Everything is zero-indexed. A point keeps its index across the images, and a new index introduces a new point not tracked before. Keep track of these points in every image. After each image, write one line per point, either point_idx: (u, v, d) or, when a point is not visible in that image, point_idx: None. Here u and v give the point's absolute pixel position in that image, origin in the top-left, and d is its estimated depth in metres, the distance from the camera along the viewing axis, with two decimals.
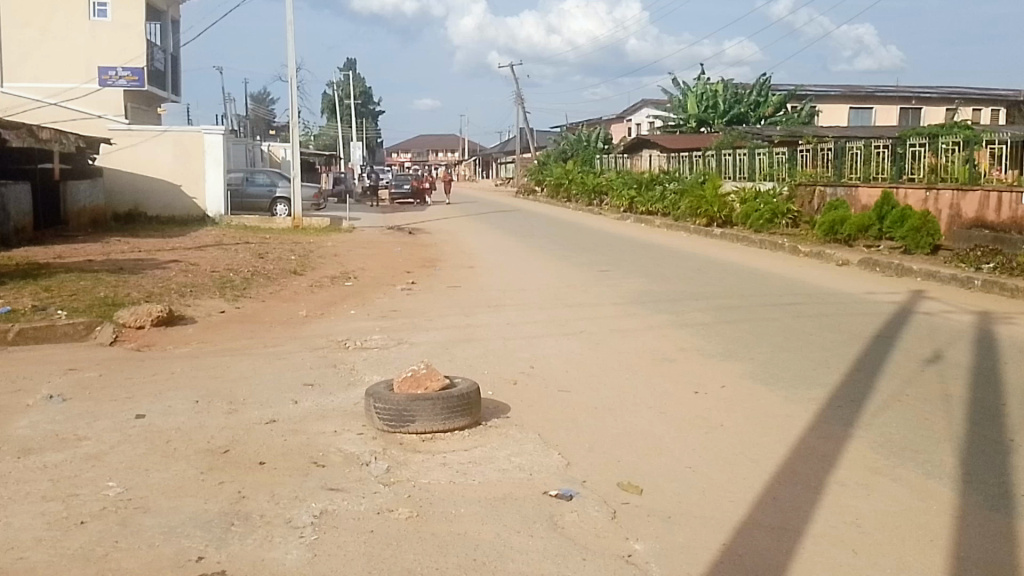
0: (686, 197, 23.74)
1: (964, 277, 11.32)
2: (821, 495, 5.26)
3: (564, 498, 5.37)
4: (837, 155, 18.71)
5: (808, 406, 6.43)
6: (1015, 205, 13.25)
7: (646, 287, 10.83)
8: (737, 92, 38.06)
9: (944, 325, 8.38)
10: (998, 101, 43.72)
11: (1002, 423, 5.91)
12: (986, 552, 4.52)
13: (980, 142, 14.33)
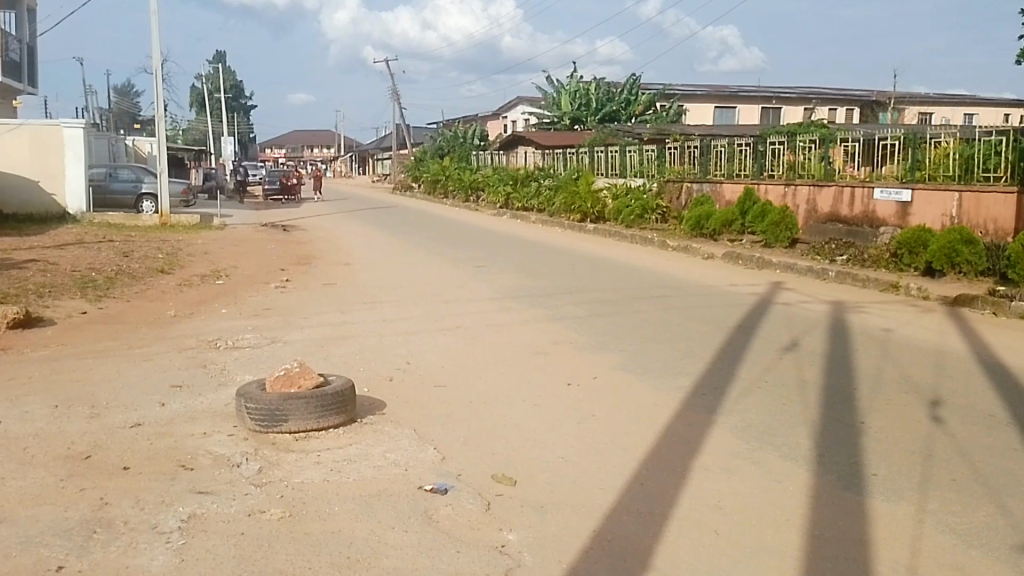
0: (560, 193, 24.15)
1: (819, 270, 11.86)
2: (688, 478, 5.45)
3: (438, 493, 5.40)
4: (704, 153, 19.48)
5: (674, 394, 6.62)
6: (867, 200, 14.15)
7: (522, 282, 11.02)
8: (609, 91, 39.18)
9: (804, 315, 8.82)
10: (851, 101, 45.91)
11: (854, 402, 6.23)
12: (837, 526, 4.77)
13: (835, 140, 15.15)
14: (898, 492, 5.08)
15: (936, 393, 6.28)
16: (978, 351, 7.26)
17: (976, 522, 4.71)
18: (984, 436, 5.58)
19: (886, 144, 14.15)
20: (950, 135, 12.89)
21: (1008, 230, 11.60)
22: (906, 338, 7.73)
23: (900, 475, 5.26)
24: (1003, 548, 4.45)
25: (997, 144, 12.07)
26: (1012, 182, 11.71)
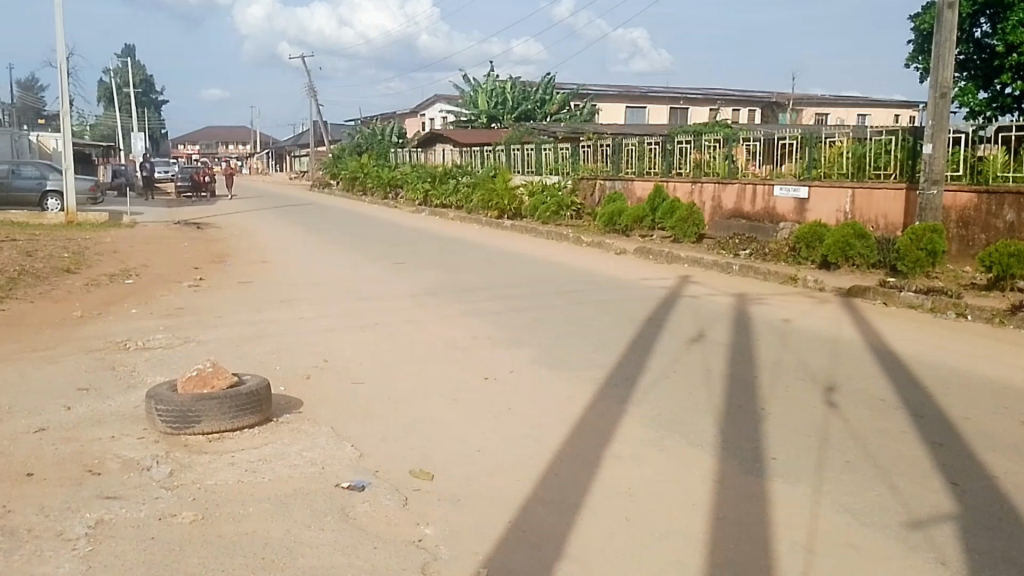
0: (478, 190, 24.23)
1: (723, 263, 12.30)
2: (601, 467, 5.58)
3: (356, 489, 5.38)
4: (615, 152, 20.19)
5: (587, 386, 6.77)
6: (768, 198, 14.90)
7: (440, 278, 11.10)
8: (524, 89, 39.67)
9: (714, 307, 9.14)
10: (753, 102, 47.61)
11: (757, 390, 6.48)
12: (742, 509, 4.97)
13: (738, 140, 15.87)
14: (797, 474, 5.31)
15: (833, 380, 6.61)
16: (871, 339, 7.67)
17: (867, 500, 4.96)
18: (874, 418, 5.90)
19: (785, 144, 14.86)
20: (844, 134, 13.60)
21: (897, 224, 12.40)
22: (807, 328, 8.10)
23: (798, 457, 5.49)
24: (892, 524, 4.70)
25: (887, 144, 12.84)
26: (901, 180, 12.53)
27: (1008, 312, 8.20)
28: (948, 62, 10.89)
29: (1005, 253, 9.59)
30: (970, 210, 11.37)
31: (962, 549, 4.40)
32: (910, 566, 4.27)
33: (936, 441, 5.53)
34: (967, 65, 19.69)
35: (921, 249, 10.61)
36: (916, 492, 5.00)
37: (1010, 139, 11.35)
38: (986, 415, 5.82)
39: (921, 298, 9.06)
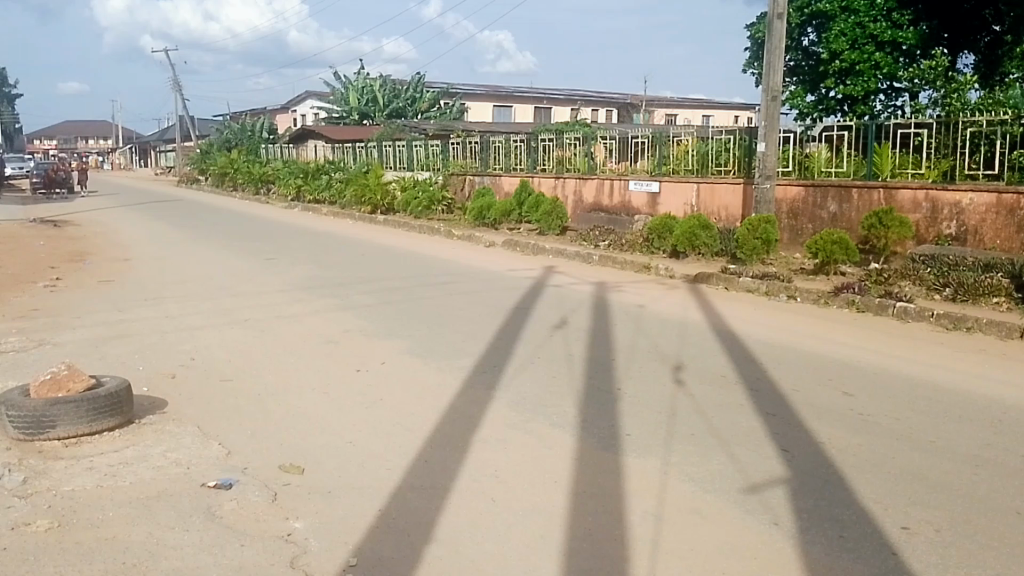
0: (350, 185, 24.02)
1: (585, 254, 12.90)
2: (469, 450, 5.77)
3: (223, 487, 5.30)
4: (484, 149, 20.79)
5: (456, 375, 6.97)
6: (624, 192, 15.82)
7: (305, 271, 11.08)
8: (395, 88, 39.88)
9: (581, 295, 9.56)
10: (610, 103, 49.33)
11: (615, 373, 6.86)
12: (601, 484, 5.27)
13: (596, 139, 16.74)
14: (648, 447, 5.67)
15: (684, 360, 7.10)
16: (718, 322, 8.26)
17: (711, 468, 5.38)
18: (717, 393, 6.38)
19: (638, 143, 15.75)
20: (689, 133, 14.56)
21: (737, 215, 13.53)
22: (663, 313, 8.63)
23: (649, 433, 5.87)
24: (732, 490, 5.11)
25: (727, 143, 13.88)
26: (740, 175, 13.60)
27: (830, 294, 9.10)
28: (778, 68, 11.47)
29: (830, 241, 10.55)
30: (799, 202, 12.45)
31: (791, 509, 4.86)
32: (748, 529, 4.67)
33: (770, 411, 6.05)
34: (797, 72, 17.72)
35: (756, 238, 11.57)
36: (753, 457, 5.46)
37: (833, 136, 12.40)
38: (811, 386, 6.44)
39: (757, 283, 9.88)
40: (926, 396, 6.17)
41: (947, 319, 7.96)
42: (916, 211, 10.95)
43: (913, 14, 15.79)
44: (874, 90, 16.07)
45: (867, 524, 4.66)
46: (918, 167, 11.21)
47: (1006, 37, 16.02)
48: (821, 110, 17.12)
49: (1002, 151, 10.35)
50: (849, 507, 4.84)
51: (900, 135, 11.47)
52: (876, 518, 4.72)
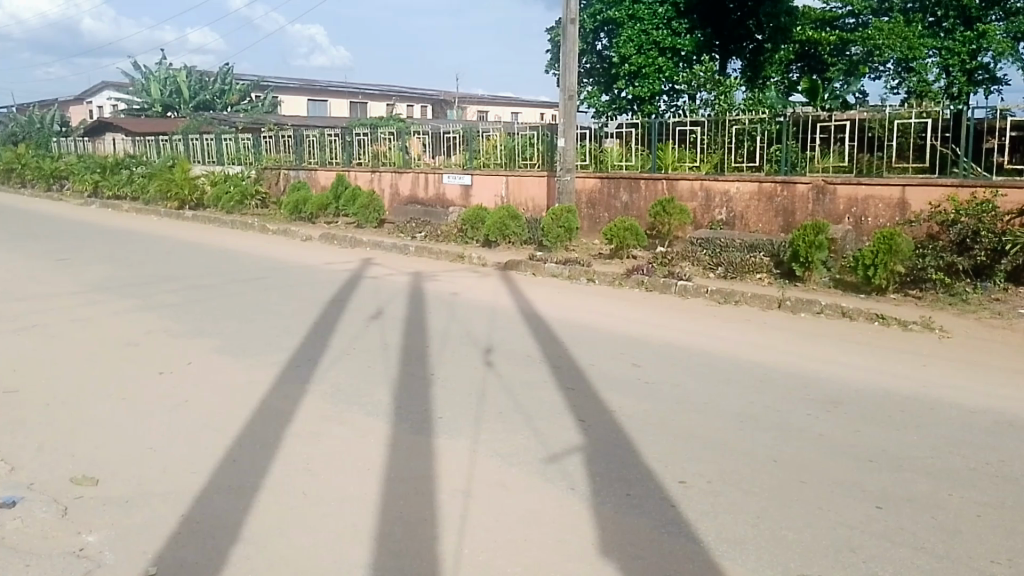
0: (154, 180, 22.65)
1: (401, 245, 13.03)
2: (278, 445, 5.71)
3: (4, 507, 4.89)
4: (298, 142, 20.80)
5: (268, 372, 6.87)
6: (438, 184, 16.49)
7: (98, 272, 10.42)
8: (202, 78, 38.38)
9: (400, 287, 9.68)
10: (424, 99, 50.00)
11: (428, 360, 7.05)
12: (412, 467, 5.40)
13: (410, 133, 17.20)
14: (456, 429, 5.90)
15: (492, 344, 7.44)
16: (526, 306, 8.71)
17: (514, 443, 5.68)
18: (522, 373, 6.75)
19: (450, 137, 16.34)
20: (497, 129, 15.32)
21: (542, 206, 14.44)
22: (478, 301, 8.95)
23: (456, 414, 6.10)
24: (535, 462, 5.43)
25: (531, 139, 14.75)
26: (543, 169, 14.54)
27: (623, 276, 9.88)
28: (573, 70, 12.20)
29: (622, 228, 11.38)
30: (596, 193, 13.39)
31: (587, 474, 5.25)
32: (549, 498, 4.98)
33: (569, 385, 6.50)
34: (593, 73, 18.17)
35: (559, 227, 12.11)
36: (551, 429, 5.84)
37: (623, 133, 13.28)
38: (605, 360, 6.98)
39: (561, 268, 10.50)
40: (702, 362, 6.89)
41: (719, 294, 8.92)
42: (694, 200, 12.10)
43: (689, 23, 16.72)
44: (658, 92, 16.81)
45: (652, 482, 5.13)
46: (693, 161, 12.36)
47: (767, 45, 17.87)
48: (615, 109, 17.65)
49: (761, 146, 11.61)
50: (636, 467, 5.31)
51: (678, 132, 12.55)
52: (659, 475, 5.21)
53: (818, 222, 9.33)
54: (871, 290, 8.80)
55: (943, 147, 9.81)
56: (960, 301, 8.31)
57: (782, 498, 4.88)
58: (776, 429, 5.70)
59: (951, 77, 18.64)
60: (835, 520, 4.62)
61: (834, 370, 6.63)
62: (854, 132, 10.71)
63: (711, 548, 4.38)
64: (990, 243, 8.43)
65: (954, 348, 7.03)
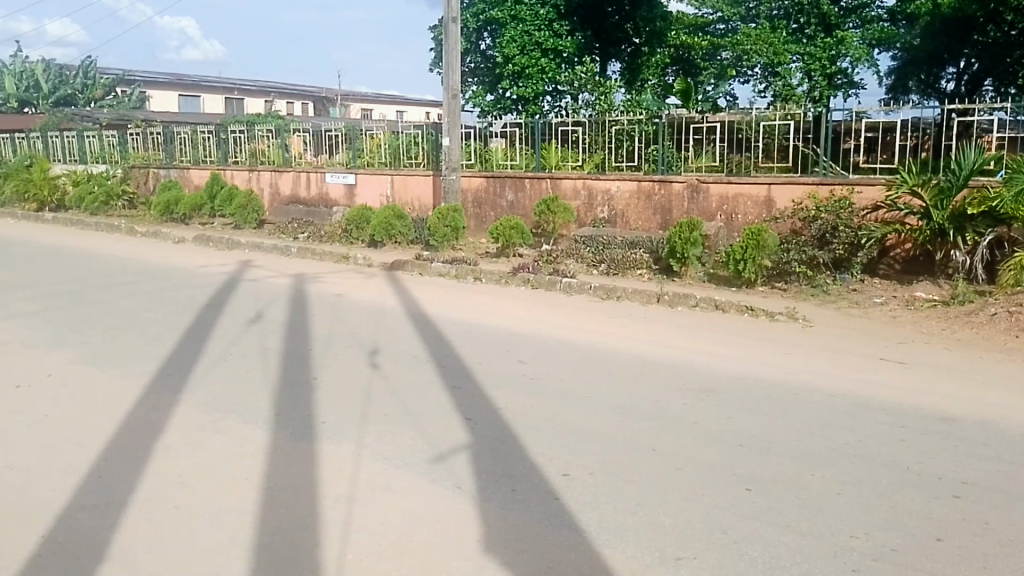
0: (8, 180, 21.06)
1: (283, 247, 12.68)
2: (150, 457, 5.41)
3: None
4: (169, 140, 20.00)
5: (138, 383, 6.50)
6: (320, 183, 16.26)
7: None
8: (62, 72, 35.98)
9: (285, 290, 9.39)
10: (304, 96, 48.56)
11: (311, 365, 6.86)
12: (293, 474, 5.24)
13: (289, 131, 16.83)
14: (339, 433, 5.77)
15: (377, 345, 7.33)
16: (412, 306, 8.64)
17: (399, 444, 5.61)
18: (408, 373, 6.68)
19: (332, 135, 16.13)
20: (380, 128, 15.17)
21: (428, 205, 14.40)
22: (366, 302, 8.80)
23: (340, 418, 5.97)
24: (421, 462, 5.38)
25: (415, 138, 14.67)
26: (429, 168, 14.49)
27: (510, 275, 9.96)
28: (456, 68, 12.21)
29: (508, 227, 11.47)
30: (481, 192, 13.55)
31: (473, 472, 5.26)
32: (434, 498, 4.95)
33: (455, 384, 6.49)
34: (478, 73, 18.37)
35: (446, 227, 12.10)
36: (436, 428, 5.81)
37: (508, 133, 13.42)
38: (491, 358, 7.01)
39: (447, 267, 10.48)
40: (584, 357, 7.04)
41: (603, 289, 9.14)
42: (577, 198, 12.39)
43: (570, 25, 17.01)
44: (541, 92, 16.95)
45: (536, 477, 5.18)
46: (576, 160, 12.65)
47: (644, 49, 18.35)
48: (500, 109, 17.68)
49: (640, 146, 11.98)
50: (520, 462, 5.36)
51: (561, 132, 12.79)
52: (544, 470, 5.26)
53: (693, 219, 9.72)
54: (742, 283, 9.29)
55: (805, 147, 10.43)
56: (822, 292, 8.87)
57: (660, 485, 5.04)
58: (655, 419, 5.88)
59: (814, 81, 19.63)
60: (709, 504, 4.81)
61: (707, 361, 6.92)
62: (725, 132, 11.18)
63: (594, 537, 4.47)
64: (847, 238, 9.01)
65: (817, 336, 7.49)
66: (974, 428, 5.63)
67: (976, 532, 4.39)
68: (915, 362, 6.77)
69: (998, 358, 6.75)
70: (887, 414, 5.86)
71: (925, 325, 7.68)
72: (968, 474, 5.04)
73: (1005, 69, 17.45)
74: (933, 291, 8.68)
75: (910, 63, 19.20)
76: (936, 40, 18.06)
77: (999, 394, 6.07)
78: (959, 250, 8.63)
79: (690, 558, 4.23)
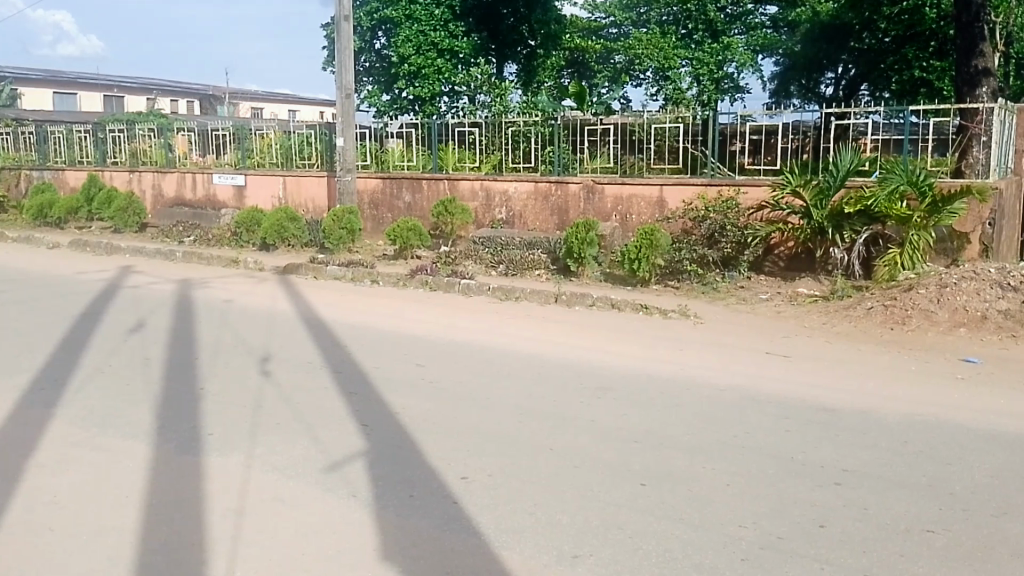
0: None
1: (167, 251, 12.15)
2: (16, 479, 4.99)
3: None
4: (42, 140, 18.94)
5: (6, 400, 6.00)
6: (207, 184, 15.74)
7: None
8: None
9: (174, 297, 8.96)
10: (189, 94, 46.48)
11: (200, 375, 6.55)
12: (178, 489, 4.95)
13: (173, 130, 16.25)
14: (228, 444, 5.51)
15: (271, 352, 7.07)
16: (307, 312, 8.40)
17: (291, 454, 5.41)
18: (302, 382, 6.47)
19: (219, 135, 15.66)
20: (270, 127, 14.82)
21: (322, 207, 14.11)
22: (260, 308, 8.49)
23: (230, 429, 5.71)
24: (316, 471, 5.20)
25: (308, 138, 14.35)
26: (323, 169, 14.21)
27: (407, 278, 9.87)
28: (349, 67, 12.02)
29: (405, 229, 11.42)
30: (377, 193, 13.41)
31: (369, 478, 5.12)
32: (329, 505, 4.78)
33: (350, 390, 6.34)
34: (372, 72, 18.00)
35: (341, 228, 11.94)
36: (330, 436, 5.65)
37: (404, 133, 13.27)
38: (389, 363, 6.89)
39: (343, 271, 10.32)
40: (483, 359, 7.01)
41: (500, 291, 9.16)
42: (474, 199, 12.44)
43: (465, 26, 17.15)
44: (438, 92, 16.87)
45: (434, 481, 5.09)
46: (473, 161, 12.66)
47: (539, 51, 18.43)
48: (395, 109, 17.48)
49: (536, 146, 12.03)
50: (418, 467, 5.26)
51: (457, 133, 12.74)
52: (441, 474, 5.19)
53: (588, 219, 9.92)
54: (637, 282, 9.54)
55: (694, 149, 10.76)
56: (712, 289, 9.22)
57: (558, 484, 5.05)
58: (552, 419, 5.91)
59: (702, 85, 20.28)
60: (605, 501, 4.85)
61: (602, 360, 7.02)
62: (618, 134, 11.38)
63: (492, 539, 4.42)
64: (734, 237, 9.41)
65: (706, 333, 7.72)
66: (852, 416, 5.91)
67: (856, 518, 4.59)
68: (797, 355, 7.07)
69: (874, 350, 7.13)
70: (772, 406, 6.09)
71: (807, 320, 8.05)
72: (847, 461, 5.28)
73: (878, 74, 18.69)
74: (814, 287, 9.11)
75: (792, 69, 20.59)
76: (816, 46, 19.47)
77: (874, 384, 6.42)
78: (838, 247, 9.12)
79: (587, 556, 4.25)
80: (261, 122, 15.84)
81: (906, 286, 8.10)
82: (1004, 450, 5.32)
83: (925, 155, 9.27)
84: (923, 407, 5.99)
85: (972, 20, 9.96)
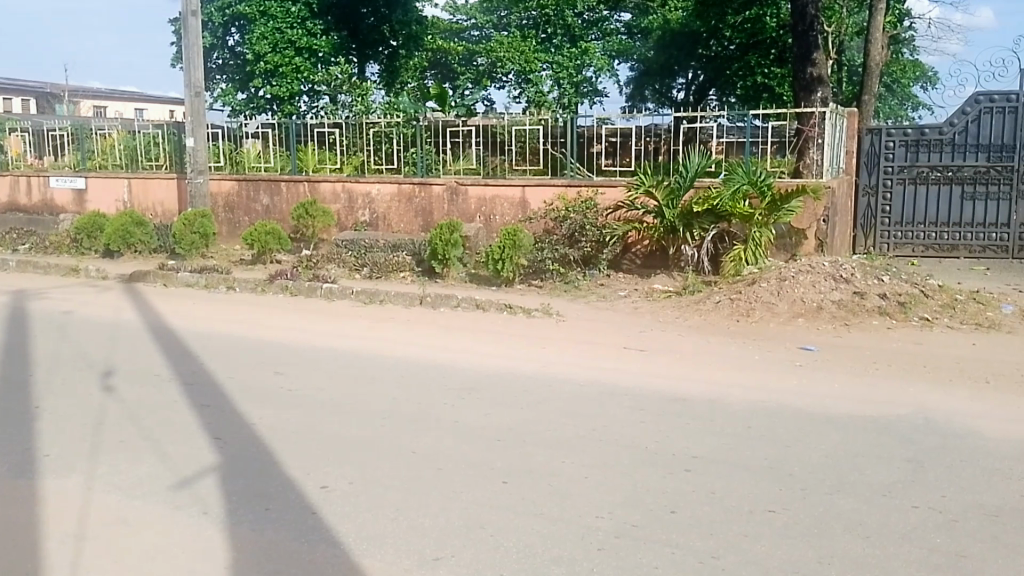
0: None
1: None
2: None
3: None
4: None
5: None
6: (42, 188, 14.80)
7: None
8: None
9: (11, 311, 8.30)
10: (26, 92, 43.27)
11: (38, 395, 6.10)
12: (9, 516, 4.57)
13: (7, 130, 15.41)
14: (68, 465, 5.16)
15: (120, 367, 6.69)
16: (160, 322, 8.01)
17: (138, 472, 5.13)
18: (152, 396, 6.15)
19: (56, 135, 14.83)
20: (113, 127, 14.10)
21: (173, 210, 13.51)
22: (107, 320, 8.01)
23: (69, 450, 5.35)
24: (167, 488, 4.95)
25: (154, 138, 13.73)
26: (172, 170, 13.62)
27: (266, 282, 9.60)
28: (198, 65, 11.57)
29: (264, 232, 11.08)
30: (232, 196, 12.98)
31: (224, 492, 4.92)
32: (180, 523, 4.56)
33: (203, 403, 6.09)
34: (224, 70, 17.43)
35: (193, 233, 11.42)
36: (183, 451, 5.40)
37: (261, 134, 12.90)
38: (247, 371, 6.68)
39: (196, 277, 9.90)
40: (344, 364, 6.92)
41: (365, 293, 9.07)
42: (336, 202, 12.24)
43: (323, 25, 16.84)
44: (296, 92, 16.51)
45: (292, 491, 4.96)
46: (334, 162, 12.46)
47: (401, 51, 18.33)
48: (252, 108, 16.91)
49: (398, 148, 12.05)
50: (276, 477, 5.11)
51: (318, 133, 12.51)
52: (299, 482, 5.06)
53: (452, 221, 9.98)
54: (501, 283, 9.67)
55: (553, 151, 11.01)
56: (572, 288, 9.47)
57: (419, 486, 5.04)
58: (412, 422, 5.89)
59: (562, 88, 20.51)
60: (468, 501, 4.86)
61: (462, 360, 7.07)
62: (481, 135, 11.45)
63: (352, 546, 4.35)
64: (593, 236, 9.76)
65: (567, 330, 7.92)
66: (700, 405, 6.22)
67: (704, 502, 4.82)
68: (652, 349, 7.36)
69: (723, 341, 7.54)
70: (626, 399, 6.31)
71: (662, 314, 8.41)
72: (697, 448, 5.55)
73: (723, 80, 19.39)
74: (669, 283, 9.53)
75: (646, 74, 21.23)
76: (667, 51, 20.17)
77: (721, 374, 6.77)
78: (689, 245, 9.52)
79: (448, 557, 4.25)
80: (103, 121, 15.06)
81: (750, 279, 8.67)
82: (836, 430, 5.74)
83: (767, 156, 9.90)
84: (763, 394, 6.38)
85: (806, 30, 10.71)
